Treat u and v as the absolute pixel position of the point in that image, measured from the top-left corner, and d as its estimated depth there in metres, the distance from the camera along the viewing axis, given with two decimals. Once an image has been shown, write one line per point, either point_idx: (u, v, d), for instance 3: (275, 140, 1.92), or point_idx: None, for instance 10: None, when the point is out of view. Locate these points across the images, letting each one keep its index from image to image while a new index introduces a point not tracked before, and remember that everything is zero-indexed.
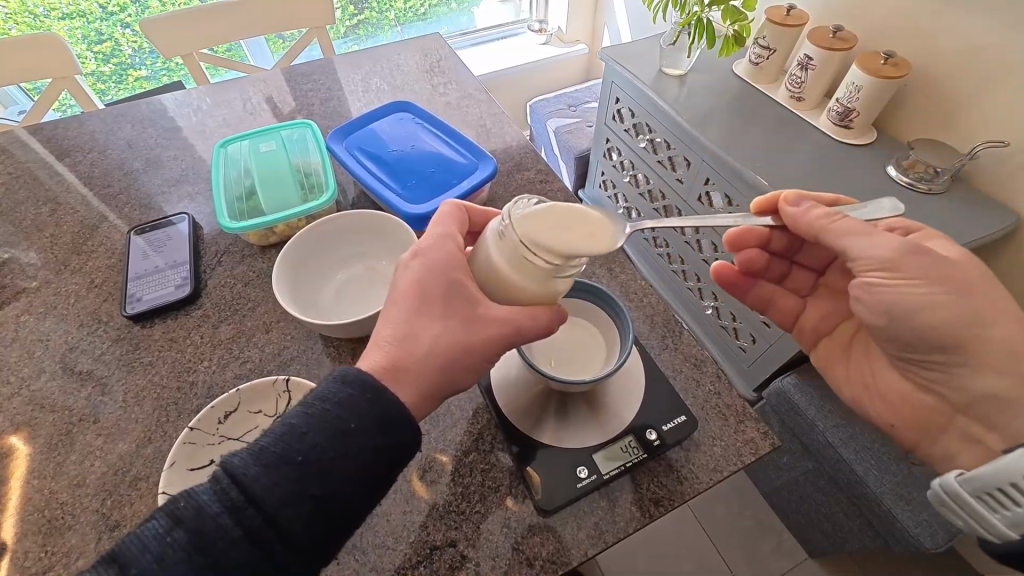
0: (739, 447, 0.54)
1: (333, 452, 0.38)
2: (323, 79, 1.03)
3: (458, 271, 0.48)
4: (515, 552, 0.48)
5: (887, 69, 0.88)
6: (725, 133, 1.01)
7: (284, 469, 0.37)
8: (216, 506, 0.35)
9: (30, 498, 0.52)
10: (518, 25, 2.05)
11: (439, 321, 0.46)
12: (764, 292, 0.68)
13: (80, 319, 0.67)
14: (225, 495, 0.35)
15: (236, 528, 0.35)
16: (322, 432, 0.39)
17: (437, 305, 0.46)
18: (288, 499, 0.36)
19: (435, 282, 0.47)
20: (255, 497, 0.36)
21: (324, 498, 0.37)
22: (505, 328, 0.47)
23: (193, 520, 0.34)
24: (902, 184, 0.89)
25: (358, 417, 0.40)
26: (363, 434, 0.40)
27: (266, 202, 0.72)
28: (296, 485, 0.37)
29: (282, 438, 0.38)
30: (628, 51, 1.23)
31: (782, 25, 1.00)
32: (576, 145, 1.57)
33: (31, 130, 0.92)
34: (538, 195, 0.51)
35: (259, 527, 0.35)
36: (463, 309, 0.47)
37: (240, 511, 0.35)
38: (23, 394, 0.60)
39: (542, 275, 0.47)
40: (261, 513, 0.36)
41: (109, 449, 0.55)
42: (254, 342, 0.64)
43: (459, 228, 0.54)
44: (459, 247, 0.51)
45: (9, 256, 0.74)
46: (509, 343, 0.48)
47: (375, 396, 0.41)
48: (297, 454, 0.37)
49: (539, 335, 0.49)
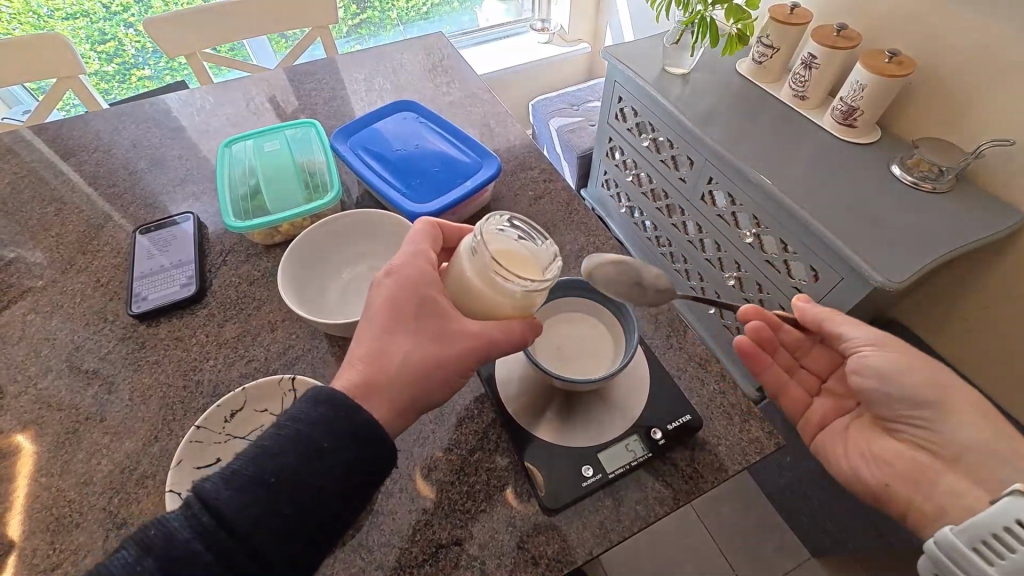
0: (744, 446, 0.54)
1: (305, 472, 0.39)
2: (326, 79, 1.03)
3: (429, 287, 0.49)
4: (520, 551, 0.48)
5: (891, 67, 0.88)
6: (727, 133, 1.01)
7: (257, 490, 0.37)
8: (185, 532, 0.35)
9: (37, 496, 0.52)
10: (519, 24, 2.05)
11: (410, 338, 0.46)
12: (783, 363, 0.68)
13: (86, 318, 0.67)
14: (195, 520, 0.35)
15: (207, 552, 0.35)
16: (292, 453, 0.39)
17: (409, 321, 0.47)
18: (256, 520, 0.37)
19: (407, 299, 0.48)
20: (223, 519, 0.36)
21: (295, 518, 0.38)
22: (478, 341, 0.47)
23: (164, 546, 0.34)
24: (905, 183, 0.89)
25: (328, 435, 0.40)
26: (338, 451, 0.40)
27: (270, 202, 0.72)
28: (267, 505, 0.37)
29: (253, 461, 0.39)
30: (630, 51, 1.23)
31: (785, 23, 1.00)
32: (579, 144, 1.57)
33: (36, 129, 0.93)
34: (511, 212, 0.52)
35: (229, 547, 0.35)
36: (436, 325, 0.47)
37: (209, 535, 0.35)
38: (31, 392, 0.60)
39: (509, 293, 0.48)
40: (230, 536, 0.36)
41: (116, 446, 0.55)
42: (258, 341, 0.64)
43: (431, 244, 0.54)
44: (431, 263, 0.51)
45: (14, 256, 0.75)
46: (481, 355, 0.48)
47: (347, 414, 0.41)
48: (268, 476, 0.38)
49: (514, 348, 0.49)
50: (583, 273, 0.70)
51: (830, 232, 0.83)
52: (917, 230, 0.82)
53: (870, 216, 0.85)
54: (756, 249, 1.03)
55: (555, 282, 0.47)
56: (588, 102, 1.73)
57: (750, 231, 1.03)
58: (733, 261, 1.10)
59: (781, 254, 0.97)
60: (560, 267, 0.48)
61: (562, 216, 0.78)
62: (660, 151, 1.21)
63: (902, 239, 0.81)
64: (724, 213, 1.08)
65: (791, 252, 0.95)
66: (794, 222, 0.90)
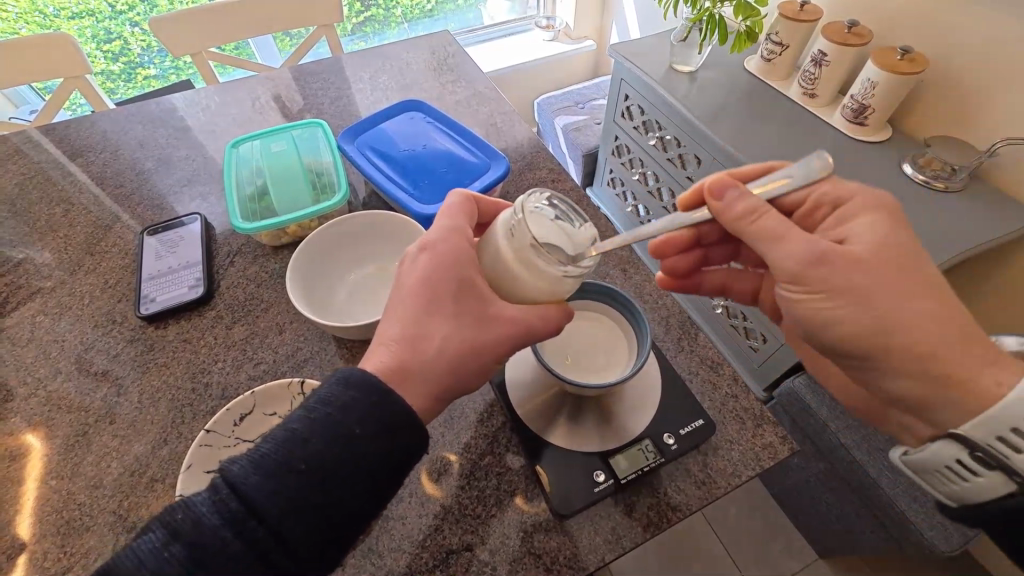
0: (757, 451, 0.53)
1: (335, 459, 0.38)
2: (331, 78, 1.02)
3: (468, 268, 0.48)
4: (531, 556, 0.48)
5: (904, 64, 0.86)
6: (739, 131, 1.00)
7: (286, 476, 0.37)
8: (214, 518, 0.35)
9: (47, 499, 0.52)
10: (524, 21, 2.04)
11: (448, 322, 0.45)
12: (717, 282, 0.61)
13: (94, 319, 0.67)
14: (224, 506, 0.35)
15: (236, 540, 0.35)
16: (324, 438, 0.39)
17: (446, 304, 0.46)
18: (287, 510, 0.36)
19: (444, 277, 0.47)
20: (253, 507, 0.36)
21: (327, 507, 0.38)
22: (515, 327, 0.47)
23: (191, 532, 0.34)
24: (917, 183, 0.88)
25: (361, 422, 0.40)
26: (368, 439, 0.40)
27: (278, 203, 0.72)
28: (299, 493, 0.37)
29: (283, 444, 0.38)
30: (637, 48, 1.21)
31: (794, 19, 0.98)
32: (584, 143, 1.56)
33: (44, 130, 0.93)
34: (550, 191, 0.49)
35: (262, 537, 0.35)
36: (475, 309, 0.47)
37: (239, 523, 0.35)
38: (40, 394, 0.60)
39: (546, 277, 0.46)
40: (261, 525, 0.36)
41: (125, 450, 0.55)
42: (267, 343, 0.64)
43: (469, 221, 0.54)
44: (467, 239, 0.51)
45: (23, 257, 0.75)
46: (518, 341, 0.48)
47: (380, 398, 0.41)
48: (297, 461, 0.38)
49: (548, 334, 0.49)
50: (592, 276, 0.70)
51: None
52: (931, 231, 0.81)
53: None
54: None
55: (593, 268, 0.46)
56: (593, 100, 1.72)
57: None
58: None
59: None
60: (599, 253, 0.47)
61: None
62: (667, 150, 1.20)
63: None
64: None
65: None
66: None
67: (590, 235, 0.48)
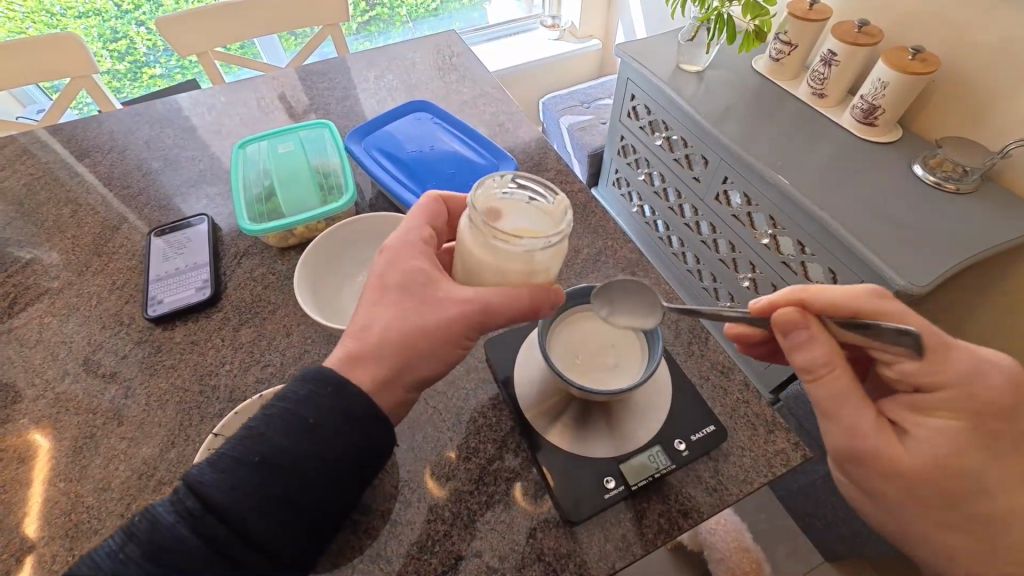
0: (769, 458, 0.53)
1: (294, 449, 0.39)
2: (337, 79, 1.02)
3: (415, 259, 0.48)
4: (541, 563, 0.48)
5: (915, 64, 0.85)
6: (747, 132, 0.99)
7: (242, 469, 0.38)
8: (169, 517, 0.36)
9: (56, 501, 0.52)
10: (529, 20, 2.03)
11: (392, 307, 0.46)
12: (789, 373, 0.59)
13: (102, 320, 0.67)
14: (181, 504, 0.36)
15: (194, 537, 0.36)
16: (279, 430, 0.39)
17: (394, 291, 0.47)
18: (247, 501, 0.37)
19: (392, 270, 0.48)
20: (220, 511, 0.36)
21: (290, 500, 0.38)
22: (469, 306, 0.46)
23: (146, 534, 0.36)
24: (928, 183, 0.87)
25: (317, 412, 0.40)
26: (324, 427, 0.40)
27: (285, 204, 0.72)
28: (255, 486, 0.37)
29: (239, 442, 0.39)
30: (644, 47, 1.21)
31: (805, 19, 0.97)
32: (590, 142, 1.55)
33: (52, 131, 0.93)
34: (514, 173, 0.51)
35: (218, 533, 0.36)
36: (420, 294, 0.47)
37: (195, 519, 0.36)
38: (48, 396, 0.60)
39: (506, 254, 0.45)
40: (218, 520, 0.36)
41: (133, 452, 0.55)
42: (274, 345, 0.64)
43: (431, 218, 0.54)
44: (422, 236, 0.51)
45: (31, 258, 0.75)
46: (474, 320, 0.46)
47: (336, 389, 0.41)
48: (253, 455, 0.38)
49: (515, 311, 0.47)
50: (601, 279, 0.69)
51: (850, 232, 0.81)
52: (943, 233, 0.80)
53: (896, 219, 0.82)
54: (773, 250, 1.01)
55: (558, 236, 0.44)
56: (599, 100, 1.71)
57: (766, 231, 1.01)
58: (747, 262, 1.09)
59: (798, 255, 0.96)
60: (567, 221, 0.45)
61: (577, 218, 0.76)
62: (674, 150, 1.19)
63: (922, 240, 0.79)
64: (739, 213, 1.06)
65: (808, 253, 0.94)
66: (813, 222, 0.88)
67: (564, 205, 0.48)
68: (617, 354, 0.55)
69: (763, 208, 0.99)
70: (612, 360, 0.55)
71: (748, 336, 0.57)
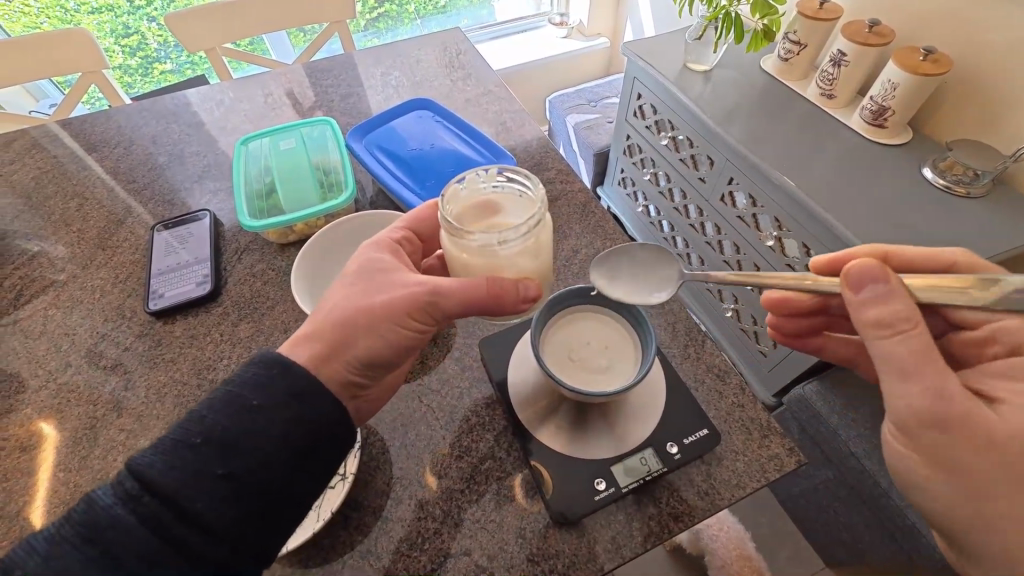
0: (763, 463, 0.52)
1: (237, 428, 0.39)
2: (343, 76, 1.02)
3: (379, 251, 0.52)
4: (530, 564, 0.48)
5: (926, 65, 0.84)
6: (753, 132, 0.97)
7: (184, 450, 0.38)
8: (108, 497, 0.35)
9: (56, 489, 0.53)
10: (537, 17, 2.03)
11: (344, 290, 0.49)
12: (840, 352, 0.64)
13: (105, 313, 0.68)
14: (120, 486, 0.36)
15: (130, 515, 0.35)
16: (224, 412, 0.40)
17: (350, 276, 0.50)
18: (188, 479, 0.37)
19: (354, 260, 0.51)
20: (162, 493, 0.36)
21: (233, 480, 0.38)
22: (416, 287, 0.47)
23: (84, 515, 0.35)
24: (937, 187, 0.85)
25: (263, 394, 0.41)
26: (269, 408, 0.41)
27: (285, 201, 0.72)
28: (197, 465, 0.37)
29: (182, 426, 0.39)
30: (651, 46, 1.20)
31: (814, 19, 0.96)
32: (596, 141, 1.55)
33: (61, 125, 0.94)
34: (499, 167, 0.54)
35: (155, 511, 0.35)
36: (373, 278, 0.49)
37: (133, 499, 0.35)
38: (51, 386, 0.61)
39: (468, 249, 0.48)
40: (155, 499, 0.36)
41: (132, 443, 0.56)
42: (272, 341, 0.64)
43: (418, 223, 0.58)
44: (399, 235, 0.55)
45: (38, 250, 0.76)
46: (418, 300, 0.47)
47: (283, 370, 0.42)
48: (195, 436, 0.38)
49: (459, 293, 0.47)
50: None
51: (852, 235, 0.80)
52: (950, 237, 0.78)
53: (902, 223, 0.81)
54: (776, 253, 1.00)
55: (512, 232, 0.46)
56: (606, 98, 1.70)
57: (770, 233, 1.00)
58: (751, 264, 1.08)
59: (802, 258, 0.95)
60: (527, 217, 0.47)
61: (577, 218, 0.76)
62: (679, 150, 1.19)
63: (929, 244, 0.78)
64: (744, 214, 1.05)
65: (812, 256, 0.92)
66: (816, 223, 0.87)
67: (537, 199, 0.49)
68: (614, 358, 0.55)
69: (768, 209, 0.98)
70: (607, 363, 0.55)
71: (793, 300, 0.64)
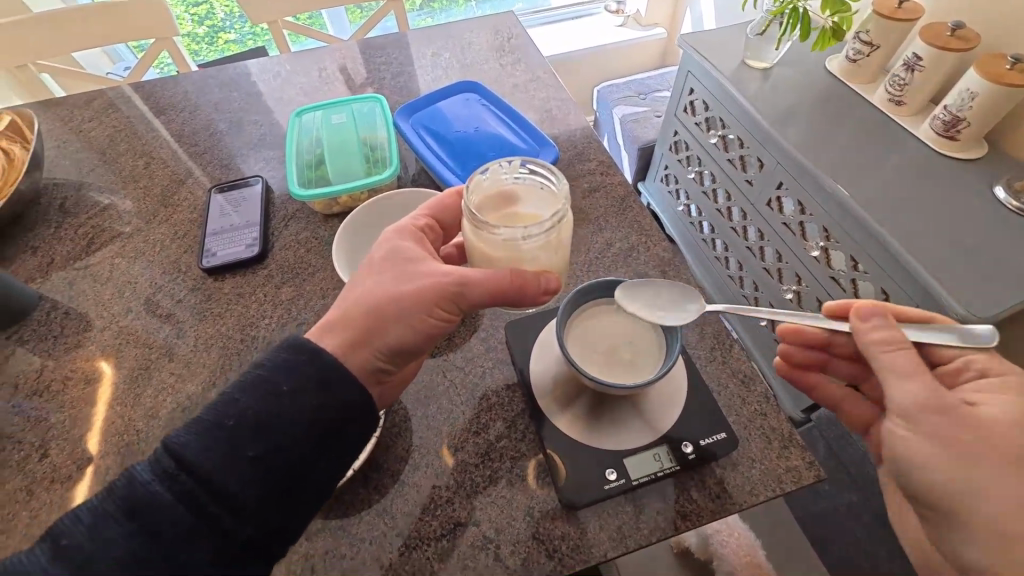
0: (780, 473, 0.51)
1: (266, 413, 0.42)
2: (396, 54, 1.04)
3: (405, 240, 0.54)
4: (536, 541, 0.49)
5: (1012, 76, 0.77)
6: (809, 136, 0.93)
7: (216, 434, 0.40)
8: (146, 475, 0.39)
9: (112, 421, 0.59)
10: (594, 4, 1.99)
11: (372, 278, 0.50)
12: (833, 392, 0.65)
13: (163, 266, 0.73)
14: (157, 465, 0.39)
15: (167, 492, 0.38)
16: (254, 397, 0.42)
17: (377, 264, 0.51)
18: (220, 461, 0.39)
19: (381, 249, 0.53)
20: (195, 472, 0.39)
21: (260, 461, 0.41)
22: (443, 279, 0.49)
23: (124, 490, 0.38)
24: (1009, 209, 0.79)
25: (289, 379, 0.43)
26: (296, 396, 0.43)
27: (332, 172, 0.75)
28: (228, 449, 0.40)
29: (214, 410, 0.42)
30: (709, 39, 1.15)
31: (891, 18, 0.90)
32: (642, 135, 1.51)
33: (135, 87, 1.01)
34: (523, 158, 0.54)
35: (191, 489, 0.38)
36: (400, 267, 0.51)
37: (170, 478, 0.38)
38: (114, 328, 0.67)
39: (491, 241, 0.49)
40: (190, 477, 0.39)
41: (181, 387, 0.61)
42: (311, 305, 0.68)
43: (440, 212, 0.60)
44: (421, 224, 0.57)
45: (109, 203, 0.82)
46: (445, 292, 0.49)
47: (311, 356, 0.44)
48: (226, 420, 0.41)
49: (485, 286, 0.48)
50: (631, 275, 0.69)
51: (906, 253, 0.76)
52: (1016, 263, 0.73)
53: (963, 243, 0.76)
54: (821, 263, 0.96)
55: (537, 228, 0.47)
56: (657, 91, 1.66)
57: (817, 242, 0.96)
58: (793, 273, 1.04)
59: (848, 271, 0.91)
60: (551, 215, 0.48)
61: (615, 212, 0.76)
62: (728, 149, 1.15)
63: (991, 268, 0.73)
64: (790, 222, 1.01)
65: (859, 270, 0.88)
66: (869, 237, 0.84)
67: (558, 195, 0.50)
68: (639, 352, 0.55)
69: (816, 218, 0.94)
70: (630, 358, 0.55)
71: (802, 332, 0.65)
